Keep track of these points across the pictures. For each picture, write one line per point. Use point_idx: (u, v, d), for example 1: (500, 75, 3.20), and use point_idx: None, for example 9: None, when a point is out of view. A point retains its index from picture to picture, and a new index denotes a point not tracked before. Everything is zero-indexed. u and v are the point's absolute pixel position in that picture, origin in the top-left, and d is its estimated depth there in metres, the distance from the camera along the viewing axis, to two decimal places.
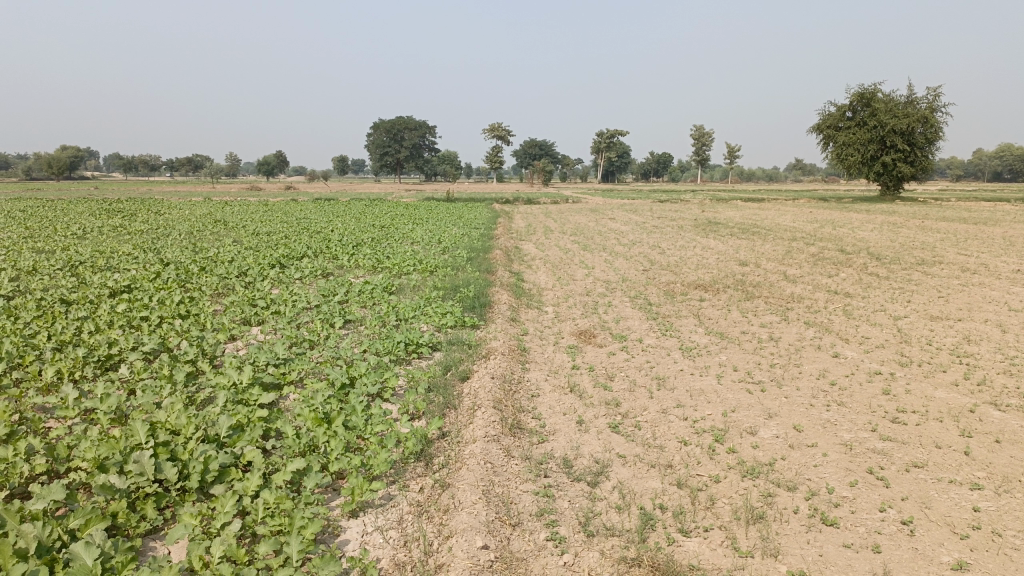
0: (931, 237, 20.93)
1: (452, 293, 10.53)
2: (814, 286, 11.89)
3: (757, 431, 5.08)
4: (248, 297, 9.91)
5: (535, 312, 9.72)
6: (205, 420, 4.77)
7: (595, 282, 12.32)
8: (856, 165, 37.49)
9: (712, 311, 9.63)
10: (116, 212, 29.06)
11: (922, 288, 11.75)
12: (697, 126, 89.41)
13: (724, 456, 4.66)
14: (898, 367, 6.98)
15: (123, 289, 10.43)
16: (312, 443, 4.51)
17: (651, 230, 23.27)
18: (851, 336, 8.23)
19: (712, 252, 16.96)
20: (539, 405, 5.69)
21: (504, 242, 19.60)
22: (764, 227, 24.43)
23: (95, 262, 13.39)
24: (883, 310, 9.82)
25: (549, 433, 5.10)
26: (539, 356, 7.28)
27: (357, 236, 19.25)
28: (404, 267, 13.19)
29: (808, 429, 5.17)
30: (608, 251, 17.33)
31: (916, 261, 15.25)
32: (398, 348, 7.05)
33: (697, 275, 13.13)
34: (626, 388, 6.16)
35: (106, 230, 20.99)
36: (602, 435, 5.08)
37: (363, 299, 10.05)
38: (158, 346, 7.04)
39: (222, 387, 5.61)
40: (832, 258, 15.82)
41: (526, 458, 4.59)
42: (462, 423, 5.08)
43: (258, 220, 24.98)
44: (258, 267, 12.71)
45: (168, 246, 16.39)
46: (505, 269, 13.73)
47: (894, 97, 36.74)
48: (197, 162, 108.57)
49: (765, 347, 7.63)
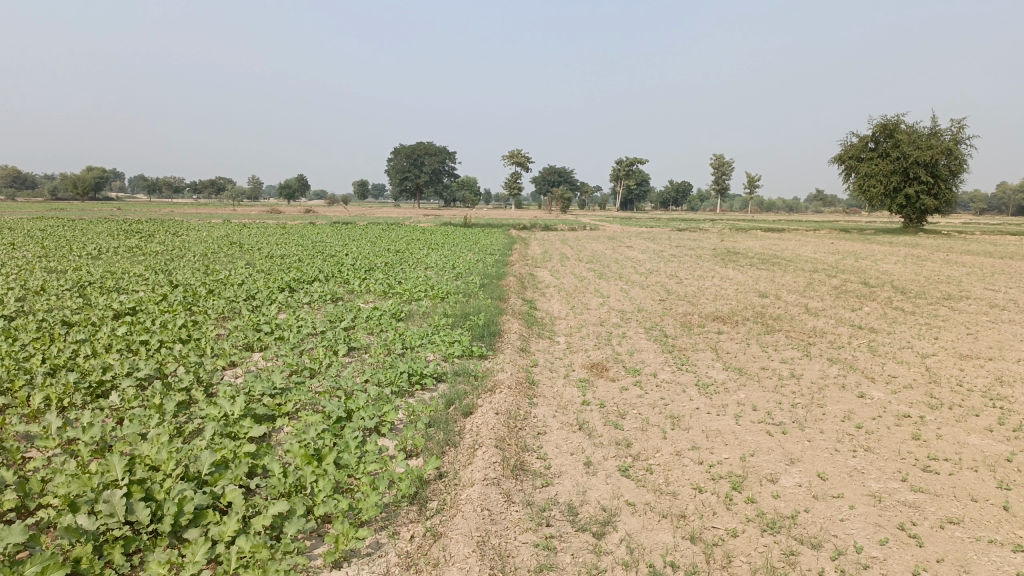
0: (957, 271, 20.44)
1: (462, 321, 10.26)
2: (837, 320, 11.50)
3: (778, 479, 4.72)
4: (253, 321, 9.69)
5: (546, 342, 9.42)
6: (189, 454, 4.50)
7: (610, 311, 12.02)
8: (878, 196, 37.02)
9: (730, 345, 9.28)
10: (134, 233, 29.15)
11: (950, 324, 11.32)
12: (717, 156, 89.19)
13: (742, 506, 4.30)
14: (928, 409, 6.58)
15: (128, 310, 10.26)
16: (299, 483, 4.22)
17: (669, 260, 22.93)
18: (876, 374, 7.84)
19: (731, 282, 16.59)
20: (545, 444, 5.37)
21: (519, 269, 19.36)
22: (785, 258, 24.02)
23: (104, 283, 13.29)
24: (910, 347, 9.41)
25: (554, 476, 4.78)
26: (548, 390, 6.97)
27: (371, 261, 19.09)
28: (414, 293, 12.95)
29: (833, 478, 4.80)
30: (624, 280, 17.02)
31: (942, 296, 14.81)
32: (400, 378, 6.77)
33: (716, 306, 12.78)
34: (638, 427, 5.83)
35: (122, 251, 20.99)
36: (611, 479, 4.74)
37: (370, 326, 9.80)
38: (154, 372, 6.81)
39: (211, 419, 5.34)
40: (855, 291, 15.42)
41: (527, 504, 4.27)
42: (461, 463, 4.77)
43: (274, 244, 24.93)
44: (267, 290, 12.51)
45: (180, 267, 16.29)
46: (518, 297, 13.45)
47: (917, 129, 36.35)
48: (220, 184, 109.77)
49: (786, 385, 7.27)
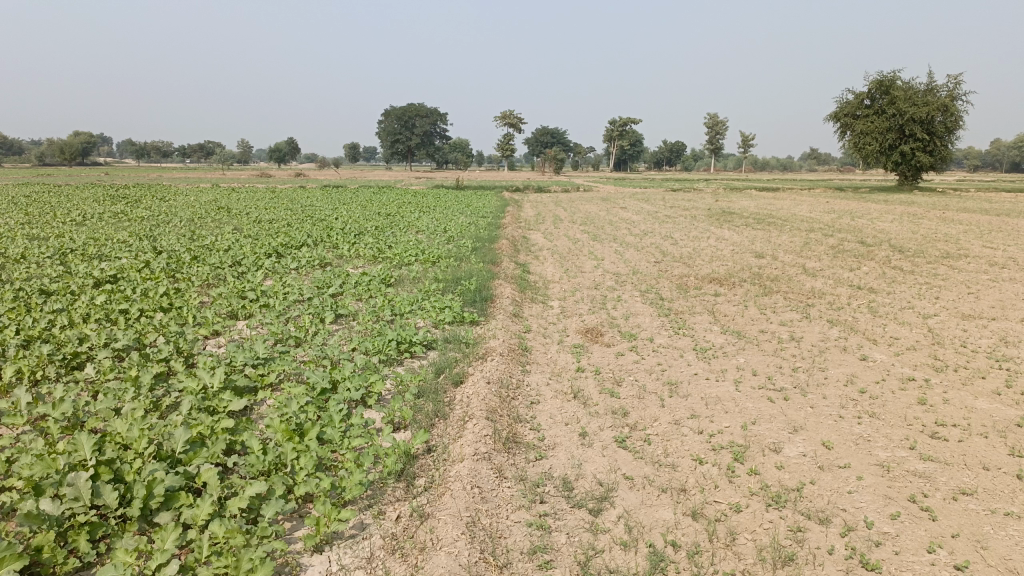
0: (954, 229, 20.23)
1: (453, 285, 9.99)
2: (836, 280, 11.27)
3: (781, 449, 4.53)
4: (238, 288, 9.40)
5: (539, 307, 9.18)
6: (164, 432, 4.27)
7: (604, 274, 11.76)
8: (874, 154, 36.62)
9: (728, 307, 9.05)
10: (120, 199, 28.69)
11: (949, 283, 11.11)
12: (711, 116, 88.27)
13: (744, 480, 4.11)
14: (933, 373, 6.38)
15: (109, 278, 9.97)
16: (279, 461, 4.00)
17: (664, 221, 22.63)
18: (878, 336, 7.63)
19: (727, 243, 16.34)
20: (539, 415, 5.16)
21: (512, 231, 19.06)
22: (780, 217, 23.77)
23: (86, 250, 12.96)
24: (911, 308, 9.20)
25: (549, 448, 4.56)
26: (542, 357, 6.74)
27: (361, 225, 18.71)
28: (404, 258, 12.66)
29: (839, 447, 4.61)
30: (618, 242, 16.73)
31: (940, 255, 14.60)
32: (388, 346, 6.52)
33: (712, 267, 12.54)
34: (635, 394, 5.62)
35: (106, 217, 20.51)
36: (608, 451, 4.53)
37: (359, 292, 9.53)
38: (132, 343, 6.56)
39: (189, 392, 5.10)
40: (853, 250, 15.20)
41: (520, 480, 4.05)
42: (450, 437, 4.54)
43: (262, 208, 24.48)
44: (254, 256, 12.19)
45: (166, 233, 15.94)
46: (511, 260, 13.18)
47: (914, 85, 35.81)
48: (209, 148, 108.40)
49: (787, 348, 7.06)
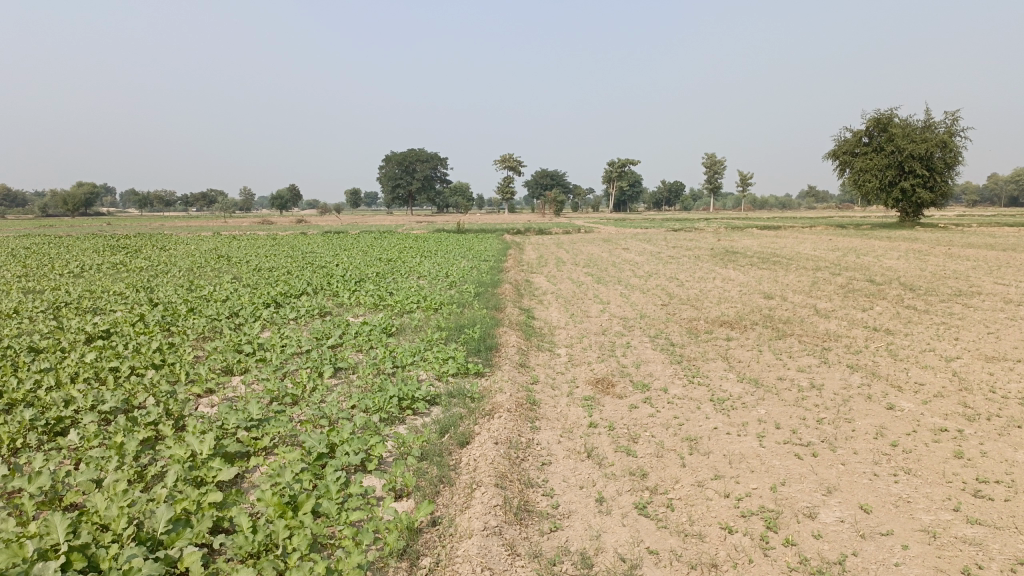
0: (962, 265, 19.97)
1: (456, 334, 9.69)
2: (850, 322, 10.95)
3: (816, 515, 4.17)
4: (234, 341, 9.09)
5: (546, 355, 8.86)
6: (146, 509, 3.94)
7: (611, 319, 11.45)
8: (874, 191, 36.57)
9: (742, 353, 8.72)
10: (120, 249, 28.54)
11: (967, 323, 10.78)
12: (709, 156, 88.81)
13: (781, 553, 3.75)
14: (966, 422, 6.03)
15: (101, 333, 9.67)
16: (270, 540, 3.67)
17: (668, 261, 22.39)
18: (902, 382, 7.28)
19: (733, 284, 16.05)
20: (552, 477, 4.81)
21: (514, 275, 18.82)
22: (785, 256, 23.54)
23: (81, 303, 12.70)
24: (932, 350, 8.86)
25: (564, 517, 4.22)
26: (552, 411, 6.40)
27: (362, 271, 18.46)
28: (406, 305, 12.36)
29: (878, 511, 4.25)
30: (623, 284, 16.46)
31: (953, 292, 14.29)
32: (389, 403, 6.19)
33: (721, 310, 12.23)
34: (653, 452, 5.27)
35: (105, 268, 20.31)
36: (628, 520, 4.18)
37: (359, 343, 9.22)
38: (120, 405, 6.23)
39: (176, 460, 4.77)
40: (863, 289, 14.90)
41: (534, 557, 3.70)
42: (457, 507, 4.19)
43: (262, 255, 24.31)
44: (251, 307, 11.91)
45: (164, 284, 15.70)
46: (515, 305, 12.89)
47: (911, 122, 35.92)
48: (211, 197, 109.01)
49: (809, 397, 6.71)
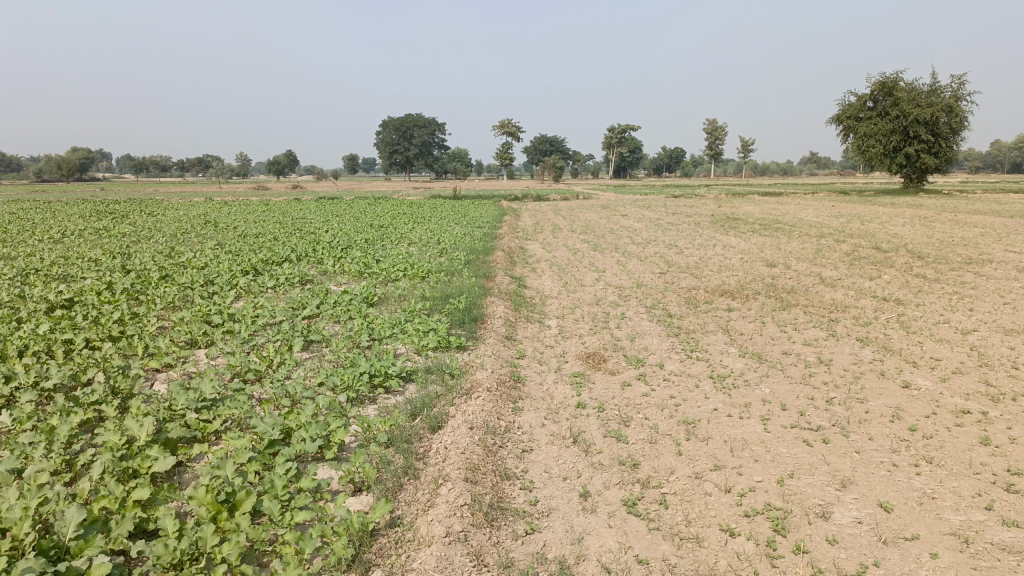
0: (969, 232, 19.36)
1: (441, 304, 9.13)
2: (857, 291, 10.39)
3: (830, 515, 3.66)
4: (203, 310, 8.52)
5: (535, 327, 8.32)
6: (57, 508, 3.41)
7: (606, 288, 10.89)
8: (878, 156, 35.77)
9: (743, 325, 8.18)
10: (107, 214, 27.73)
11: (981, 293, 10.22)
12: (710, 122, 87.56)
13: (791, 563, 3.24)
14: (989, 403, 5.50)
15: (64, 302, 9.08)
16: (196, 549, 3.17)
17: (667, 228, 21.82)
18: (917, 357, 6.74)
19: (735, 251, 15.46)
20: (531, 468, 4.28)
21: (508, 241, 18.23)
22: (787, 223, 22.96)
23: (51, 270, 12.07)
24: (946, 322, 8.31)
25: (543, 517, 3.69)
26: (536, 390, 5.86)
27: (350, 238, 17.83)
28: (392, 273, 11.79)
29: (900, 510, 3.74)
30: (620, 251, 15.87)
31: (963, 260, 13.72)
32: (358, 381, 5.65)
33: (722, 278, 11.68)
34: (646, 439, 4.73)
35: (87, 234, 19.66)
36: (615, 520, 3.65)
37: (336, 313, 8.66)
38: (65, 382, 5.69)
39: (108, 449, 4.23)
40: (868, 256, 14.34)
41: (504, 568, 3.18)
42: (420, 506, 3.67)
43: (251, 222, 23.66)
44: (228, 274, 11.31)
45: (143, 250, 15.09)
46: (506, 274, 12.32)
47: (917, 86, 35.04)
48: (207, 162, 107.29)
49: (817, 374, 6.17)
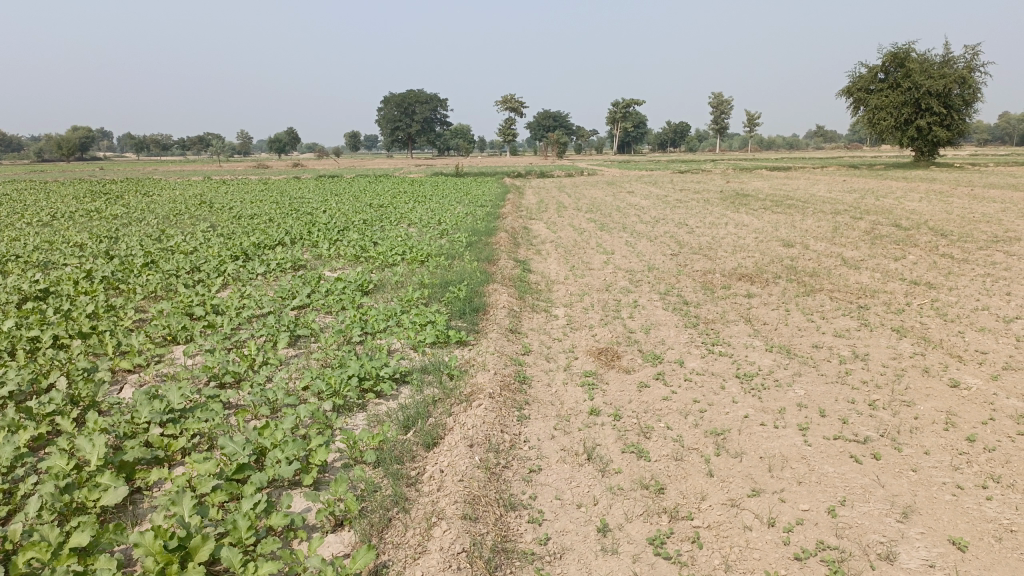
0: (989, 207, 18.65)
1: (440, 292, 8.54)
2: (884, 273, 9.76)
3: (895, 556, 3.10)
4: (185, 301, 7.93)
5: (541, 317, 7.73)
6: None
7: (616, 272, 10.28)
8: (888, 129, 34.89)
9: (766, 313, 7.58)
10: (101, 196, 27.00)
11: (1015, 275, 9.59)
12: (715, 95, 86.26)
13: None
14: None
15: (39, 293, 8.47)
16: None
17: (675, 205, 21.14)
18: (962, 351, 6.13)
19: (748, 230, 14.80)
20: (540, 494, 3.71)
21: (511, 221, 17.60)
22: (798, 199, 22.23)
23: (32, 256, 11.45)
24: (985, 309, 7.69)
25: (554, 562, 3.12)
26: (543, 394, 5.27)
27: (348, 219, 17.19)
28: (389, 257, 11.18)
29: (975, 549, 3.16)
30: (627, 231, 15.24)
31: (989, 238, 13.03)
32: (345, 385, 5.06)
33: (738, 260, 11.06)
34: (671, 454, 4.15)
35: (78, 216, 19.06)
36: (641, 566, 3.08)
37: (328, 304, 8.07)
38: (22, 387, 5.13)
39: (51, 476, 3.67)
40: (889, 235, 13.70)
41: None
42: (409, 551, 3.10)
43: (247, 202, 23.00)
44: (216, 260, 10.69)
45: (131, 234, 14.46)
46: (508, 257, 11.70)
47: (929, 56, 34.07)
48: (208, 139, 106.23)
49: (855, 372, 5.57)
